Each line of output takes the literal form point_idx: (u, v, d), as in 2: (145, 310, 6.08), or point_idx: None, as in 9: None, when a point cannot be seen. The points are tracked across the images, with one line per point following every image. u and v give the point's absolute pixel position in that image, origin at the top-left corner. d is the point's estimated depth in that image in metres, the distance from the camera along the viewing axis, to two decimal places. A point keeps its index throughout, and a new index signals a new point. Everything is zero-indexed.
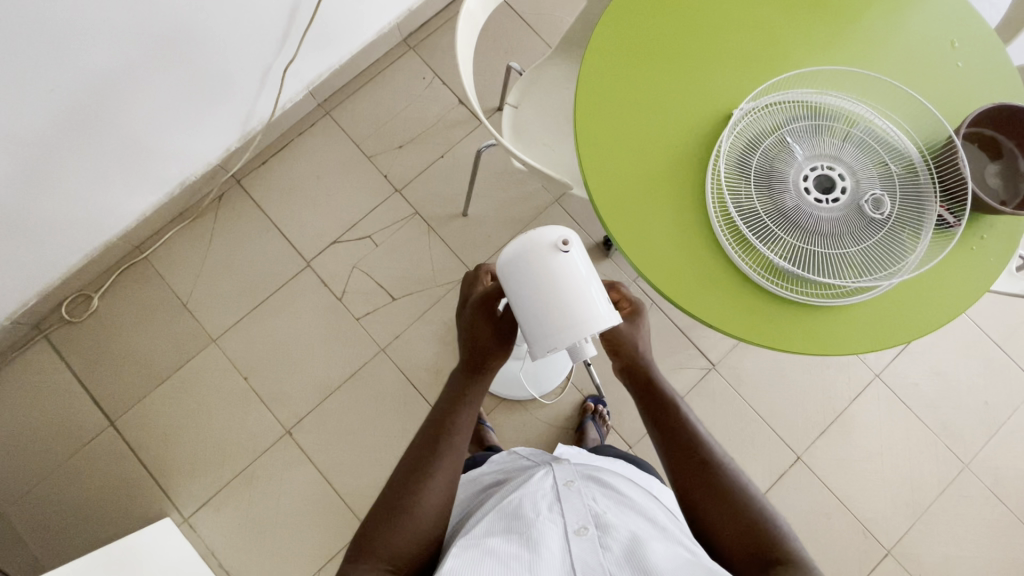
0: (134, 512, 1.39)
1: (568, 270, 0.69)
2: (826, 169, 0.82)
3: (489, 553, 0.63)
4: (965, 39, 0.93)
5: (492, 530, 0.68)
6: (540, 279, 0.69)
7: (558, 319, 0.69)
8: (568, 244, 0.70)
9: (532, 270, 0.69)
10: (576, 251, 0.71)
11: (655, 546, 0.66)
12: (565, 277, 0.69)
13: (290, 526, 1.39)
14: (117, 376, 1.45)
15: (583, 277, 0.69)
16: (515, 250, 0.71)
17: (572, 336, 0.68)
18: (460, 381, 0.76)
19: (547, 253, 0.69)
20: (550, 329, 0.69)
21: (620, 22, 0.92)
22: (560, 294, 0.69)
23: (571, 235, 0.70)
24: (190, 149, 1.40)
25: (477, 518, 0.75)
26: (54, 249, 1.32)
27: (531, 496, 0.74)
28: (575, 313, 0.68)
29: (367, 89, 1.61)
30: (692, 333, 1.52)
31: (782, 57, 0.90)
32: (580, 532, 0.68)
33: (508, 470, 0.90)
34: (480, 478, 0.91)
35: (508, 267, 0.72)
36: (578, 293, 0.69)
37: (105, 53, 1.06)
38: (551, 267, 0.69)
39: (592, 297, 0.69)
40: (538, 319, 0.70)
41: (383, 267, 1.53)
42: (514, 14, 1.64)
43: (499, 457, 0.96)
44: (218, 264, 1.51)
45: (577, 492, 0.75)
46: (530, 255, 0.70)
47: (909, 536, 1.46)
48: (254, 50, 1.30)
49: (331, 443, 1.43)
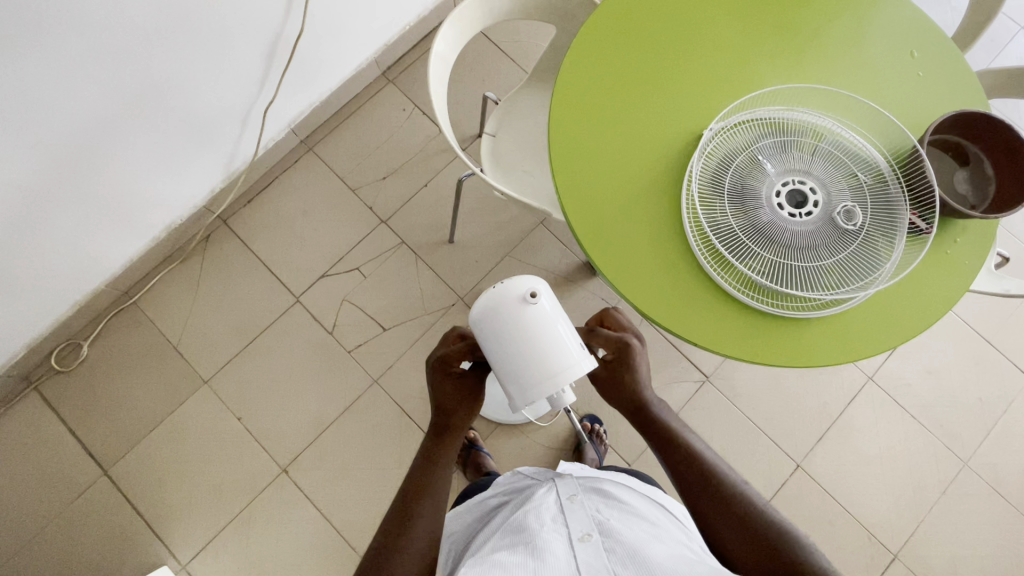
0: (130, 564, 1.37)
1: (540, 322, 0.70)
2: (797, 184, 0.83)
3: (496, 564, 0.62)
4: (923, 49, 0.96)
5: (498, 545, 0.68)
6: (513, 333, 0.70)
7: (533, 370, 0.69)
8: (536, 295, 0.70)
9: (503, 323, 0.70)
10: (545, 300, 0.71)
11: (657, 549, 0.66)
12: (537, 328, 0.69)
13: (291, 567, 1.37)
14: (109, 424, 1.44)
15: (556, 327, 0.70)
16: (485, 305, 0.71)
17: (550, 388, 0.69)
18: (432, 444, 0.79)
19: (516, 306, 0.70)
20: (527, 382, 0.69)
21: (587, 50, 0.94)
22: (534, 347, 0.69)
23: (538, 287, 0.71)
24: (175, 193, 1.41)
25: (483, 540, 0.74)
26: (42, 300, 1.33)
27: (535, 510, 0.74)
28: (550, 364, 0.69)
29: (348, 123, 1.63)
30: (683, 346, 1.53)
31: (748, 77, 0.93)
32: (584, 538, 0.67)
33: (511, 490, 0.88)
34: (484, 501, 0.89)
35: (480, 321, 0.72)
36: (552, 344, 0.69)
37: (85, 110, 1.09)
38: (524, 321, 0.70)
39: (566, 346, 0.70)
40: (512, 373, 0.70)
41: (372, 298, 1.53)
42: (490, 42, 1.67)
43: (504, 477, 0.93)
44: (208, 304, 1.51)
45: (580, 504, 0.75)
46: (500, 308, 0.71)
47: (915, 538, 1.45)
48: (234, 95, 1.33)
49: (328, 479, 1.42)
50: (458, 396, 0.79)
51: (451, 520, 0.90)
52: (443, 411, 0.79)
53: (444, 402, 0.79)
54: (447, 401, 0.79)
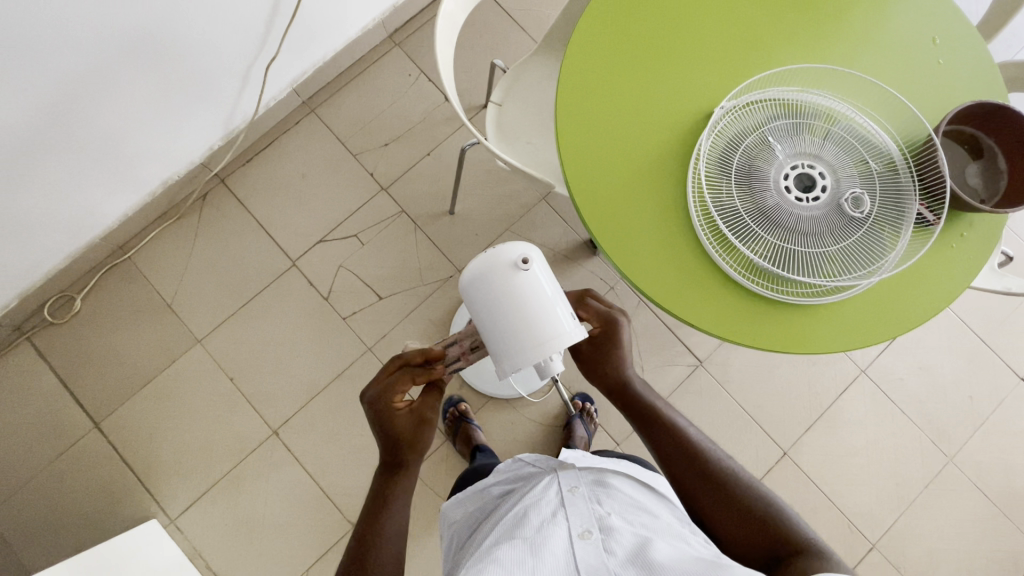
0: (120, 515, 1.39)
1: (530, 288, 0.69)
2: (807, 167, 0.82)
3: (494, 564, 0.62)
4: (946, 36, 0.93)
5: (497, 541, 0.68)
6: (502, 298, 0.69)
7: (521, 337, 0.68)
8: (528, 262, 0.69)
9: (493, 288, 0.69)
10: (537, 267, 0.70)
11: (660, 546, 0.65)
12: (528, 295, 0.69)
13: (279, 527, 1.39)
14: (101, 378, 1.44)
15: (547, 295, 0.69)
16: (476, 268, 0.71)
17: (538, 355, 0.68)
18: (385, 482, 0.77)
19: (507, 271, 0.69)
20: (515, 348, 0.69)
21: (600, 18, 0.91)
22: (523, 313, 0.68)
23: (531, 253, 0.70)
24: (173, 148, 1.38)
25: (485, 535, 0.74)
26: (35, 249, 1.31)
27: (535, 504, 0.73)
28: (539, 332, 0.68)
29: (351, 86, 1.60)
30: (679, 330, 1.52)
31: (764, 55, 0.90)
32: (584, 536, 0.67)
33: (514, 478, 0.87)
34: (487, 489, 0.88)
35: (471, 284, 0.71)
36: (541, 311, 0.68)
37: (81, 56, 1.05)
38: (514, 287, 0.69)
39: (556, 315, 0.69)
40: (501, 338, 0.70)
41: (370, 267, 1.52)
42: (500, 9, 1.62)
43: (505, 464, 0.91)
44: (202, 263, 1.50)
45: (581, 498, 0.73)
46: (492, 273, 0.70)
47: (894, 529, 1.48)
48: (236, 49, 1.29)
49: (318, 443, 1.43)
50: (413, 427, 0.75)
51: (453, 509, 0.90)
52: (398, 448, 0.75)
53: (396, 441, 0.75)
54: (400, 436, 0.75)
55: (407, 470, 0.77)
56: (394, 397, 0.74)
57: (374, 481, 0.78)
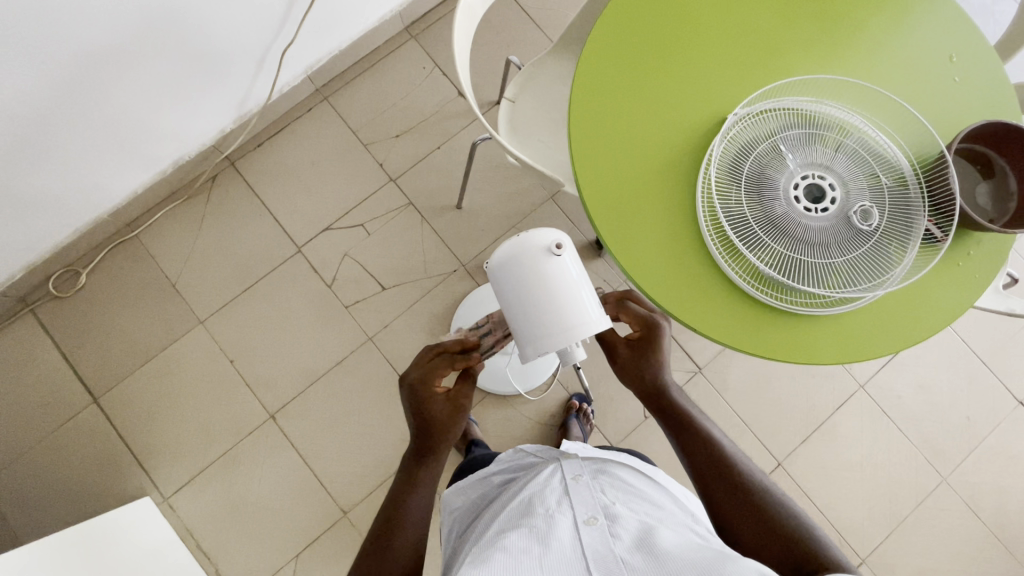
0: (114, 491, 1.39)
1: (560, 274, 0.69)
2: (817, 178, 0.82)
3: (502, 548, 0.62)
4: (964, 54, 0.93)
5: (503, 528, 0.68)
6: (531, 281, 0.69)
7: (548, 322, 0.69)
8: (560, 248, 0.69)
9: (523, 271, 0.69)
10: (568, 254, 0.71)
11: (664, 532, 0.66)
12: (558, 281, 0.69)
13: (272, 511, 1.39)
14: (102, 354, 1.45)
15: (576, 283, 0.69)
16: (508, 251, 0.71)
17: (563, 341, 0.68)
18: (413, 466, 0.78)
19: (539, 255, 0.69)
20: (540, 333, 0.69)
21: (619, 19, 0.91)
22: (552, 298, 0.69)
23: (563, 239, 0.70)
24: (186, 128, 1.39)
25: (488, 522, 0.74)
26: (44, 222, 1.32)
27: (540, 493, 0.74)
28: (566, 318, 0.68)
29: (366, 76, 1.60)
30: (680, 335, 1.52)
31: (781, 64, 0.90)
32: (590, 521, 0.67)
33: (516, 467, 0.88)
34: (488, 478, 0.89)
35: (501, 266, 0.72)
36: (569, 298, 0.69)
37: (101, 32, 1.06)
38: (544, 271, 0.69)
39: (584, 303, 0.69)
40: (528, 322, 0.70)
41: (375, 256, 1.52)
42: (518, 7, 1.63)
43: (506, 455, 0.92)
44: (209, 244, 1.50)
45: (585, 487, 0.74)
46: (523, 255, 0.70)
47: (884, 546, 1.48)
48: (254, 32, 1.29)
49: (315, 429, 1.43)
50: (445, 413, 0.77)
51: (453, 497, 0.90)
52: (427, 432, 0.77)
53: (426, 425, 0.77)
54: (433, 420, 0.76)
55: (436, 456, 0.78)
56: (431, 381, 0.77)
57: (400, 466, 0.79)
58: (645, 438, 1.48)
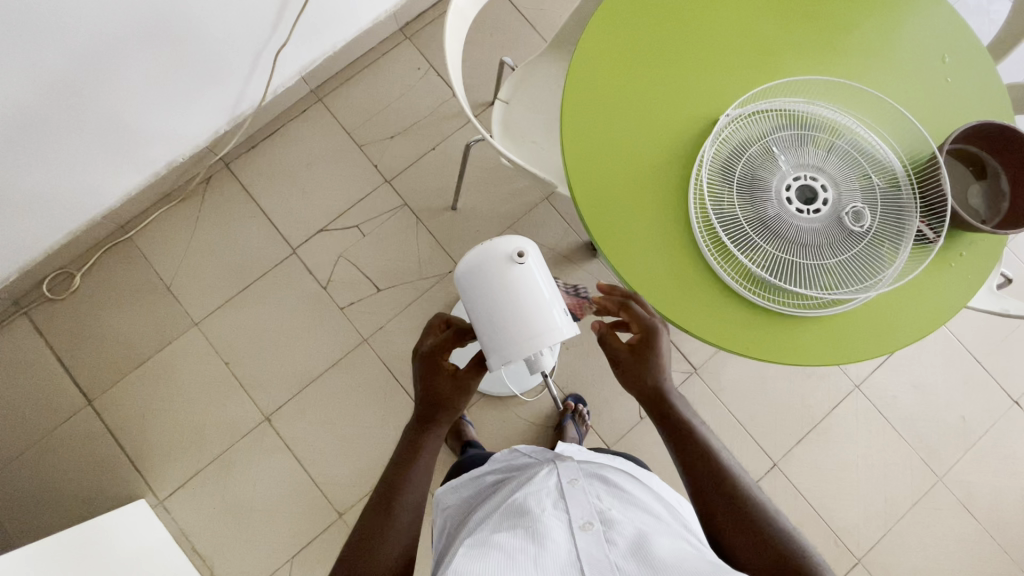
0: (109, 493, 1.39)
1: (524, 281, 0.70)
2: (809, 179, 0.82)
3: (497, 549, 0.62)
4: (956, 55, 0.93)
5: (497, 529, 0.68)
6: (496, 290, 0.70)
7: (513, 330, 0.69)
8: (524, 256, 0.70)
9: (487, 279, 0.70)
10: (533, 261, 0.71)
11: (659, 540, 0.66)
12: (522, 289, 0.69)
13: (267, 513, 1.39)
14: (96, 356, 1.44)
15: (541, 289, 0.70)
16: (473, 260, 0.71)
17: (528, 349, 0.68)
18: (415, 436, 0.75)
19: (503, 264, 0.70)
20: (506, 340, 0.69)
21: (611, 20, 0.91)
22: (516, 306, 0.69)
23: (527, 247, 0.71)
24: (179, 130, 1.39)
25: (481, 520, 0.73)
26: (38, 224, 1.32)
27: (535, 494, 0.73)
28: (531, 326, 0.69)
29: (360, 77, 1.60)
30: (676, 336, 1.52)
31: (773, 65, 0.90)
32: (586, 527, 0.67)
33: (509, 467, 0.87)
34: (481, 477, 0.89)
35: (466, 276, 0.72)
36: (533, 305, 0.69)
37: (92, 35, 1.05)
38: (508, 279, 0.70)
39: (549, 310, 0.70)
40: (492, 330, 0.70)
41: (370, 258, 1.52)
42: (512, 8, 1.62)
43: (499, 454, 0.92)
44: (203, 246, 1.50)
45: (581, 490, 0.74)
46: (487, 264, 0.70)
47: (879, 546, 1.48)
48: (247, 34, 1.29)
49: (310, 431, 1.43)
50: (451, 389, 0.74)
51: (446, 495, 0.90)
52: (432, 403, 0.75)
53: (432, 398, 0.75)
54: (439, 394, 0.74)
55: (440, 427, 0.76)
56: (439, 353, 0.75)
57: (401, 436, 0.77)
58: (640, 438, 1.48)
